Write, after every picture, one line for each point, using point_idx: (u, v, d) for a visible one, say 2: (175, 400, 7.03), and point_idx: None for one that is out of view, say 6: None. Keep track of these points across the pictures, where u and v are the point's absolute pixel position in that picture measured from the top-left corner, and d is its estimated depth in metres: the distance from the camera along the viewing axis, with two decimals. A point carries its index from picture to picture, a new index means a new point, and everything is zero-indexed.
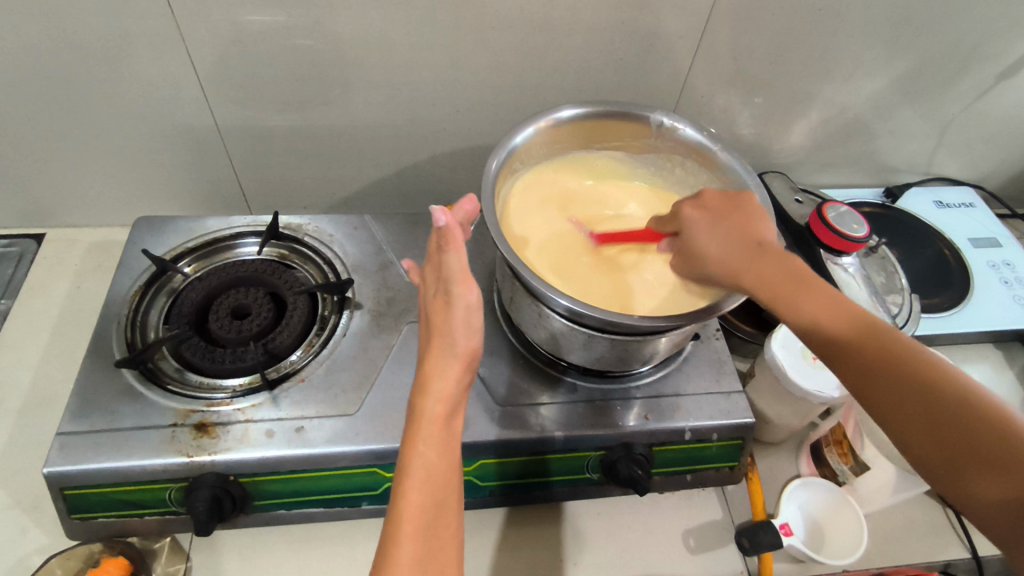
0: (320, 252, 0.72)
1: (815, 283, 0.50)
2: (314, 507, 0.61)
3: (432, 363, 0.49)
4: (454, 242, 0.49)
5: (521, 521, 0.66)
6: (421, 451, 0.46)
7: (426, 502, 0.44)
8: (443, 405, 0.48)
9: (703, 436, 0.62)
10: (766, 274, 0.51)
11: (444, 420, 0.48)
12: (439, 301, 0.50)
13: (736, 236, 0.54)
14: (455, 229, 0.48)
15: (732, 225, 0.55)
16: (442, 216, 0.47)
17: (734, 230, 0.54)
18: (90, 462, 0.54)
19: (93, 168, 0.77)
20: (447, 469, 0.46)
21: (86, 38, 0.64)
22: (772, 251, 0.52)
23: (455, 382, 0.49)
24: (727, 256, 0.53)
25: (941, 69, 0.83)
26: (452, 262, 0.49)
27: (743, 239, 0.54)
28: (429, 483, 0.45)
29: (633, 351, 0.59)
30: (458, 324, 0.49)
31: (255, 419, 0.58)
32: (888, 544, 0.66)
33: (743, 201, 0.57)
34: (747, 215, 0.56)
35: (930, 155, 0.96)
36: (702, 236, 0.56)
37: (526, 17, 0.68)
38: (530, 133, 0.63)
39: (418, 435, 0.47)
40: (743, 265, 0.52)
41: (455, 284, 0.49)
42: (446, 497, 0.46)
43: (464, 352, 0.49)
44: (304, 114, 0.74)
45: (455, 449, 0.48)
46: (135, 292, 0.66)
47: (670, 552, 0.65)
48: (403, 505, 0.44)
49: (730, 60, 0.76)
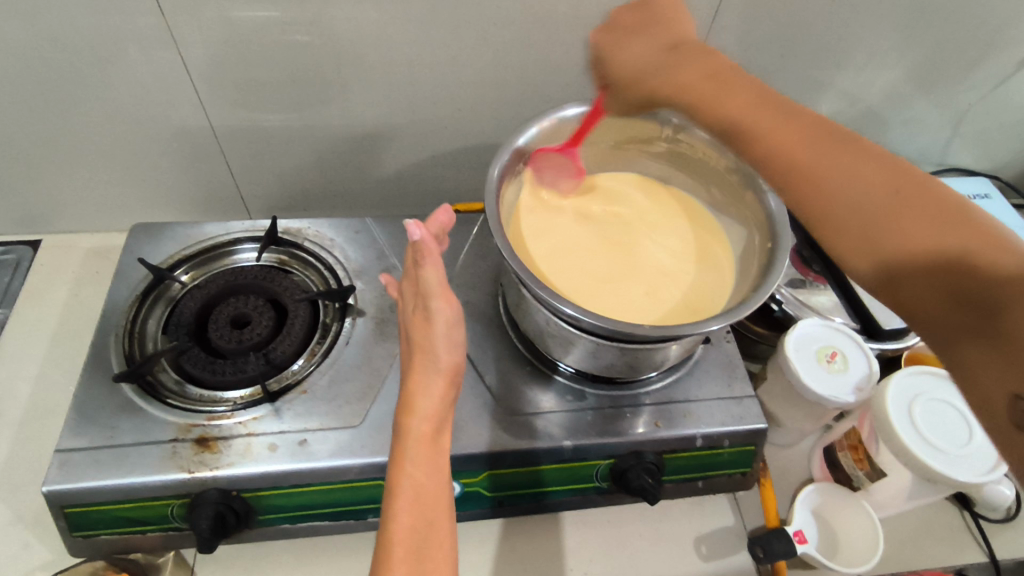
0: (320, 258, 0.70)
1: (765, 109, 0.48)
2: (319, 521, 0.60)
3: (415, 381, 0.48)
4: (429, 254, 0.50)
5: (528, 529, 0.65)
6: (409, 471, 0.45)
7: (416, 523, 0.43)
8: (429, 422, 0.47)
9: (714, 443, 0.61)
10: (780, 135, 0.46)
11: (431, 437, 0.47)
12: (419, 318, 0.50)
13: (759, 116, 0.47)
14: (429, 242, 0.49)
15: (763, 104, 0.48)
16: (415, 229, 0.49)
17: (762, 111, 0.48)
18: (91, 480, 0.53)
19: (88, 172, 0.76)
20: (436, 487, 0.45)
21: (76, 40, 0.62)
22: (809, 133, 0.45)
23: (440, 398, 0.48)
24: (759, 133, 0.47)
25: (957, 56, 0.80)
26: (430, 277, 0.50)
27: (760, 113, 0.48)
28: (418, 503, 0.44)
29: (643, 358, 0.57)
30: (440, 338, 0.49)
31: (257, 433, 0.56)
32: (904, 548, 0.65)
33: (711, 63, 0.51)
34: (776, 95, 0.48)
35: (944, 146, 0.93)
36: (720, 112, 0.49)
37: (528, 11, 0.66)
38: (534, 134, 0.61)
39: (406, 455, 0.46)
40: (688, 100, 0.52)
41: (435, 299, 0.50)
42: (437, 517, 0.44)
43: (447, 367, 0.49)
44: (301, 114, 0.72)
45: (446, 466, 0.47)
46: (132, 302, 0.65)
47: (682, 559, 0.64)
48: (393, 528, 0.43)
49: (739, 52, 0.74)
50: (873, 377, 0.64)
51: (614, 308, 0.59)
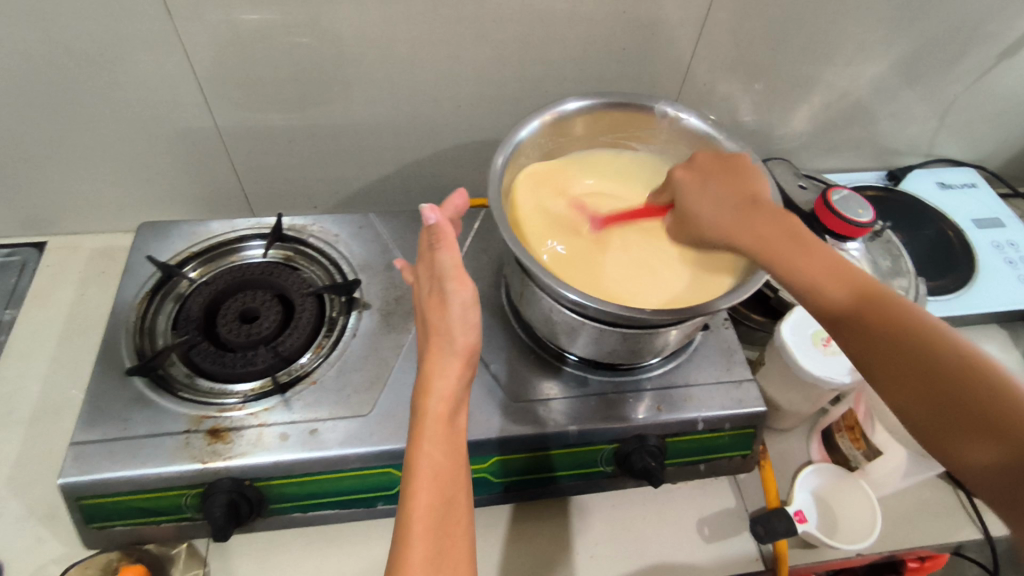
0: (326, 253, 0.71)
1: (757, 223, 0.53)
2: (330, 508, 0.61)
3: (432, 363, 0.49)
4: (444, 238, 0.53)
5: (535, 515, 0.66)
6: (427, 451, 0.46)
7: (435, 501, 0.45)
8: (445, 403, 0.48)
9: (715, 426, 0.63)
10: (774, 240, 0.52)
11: (448, 418, 0.48)
12: (436, 299, 0.51)
13: (726, 193, 0.56)
14: (445, 225, 0.53)
15: (723, 190, 0.57)
16: (430, 214, 0.53)
17: (728, 188, 0.57)
18: (107, 471, 0.54)
19: (93, 174, 0.77)
20: (452, 466, 0.47)
21: (82, 43, 0.63)
22: (762, 208, 0.54)
23: (456, 378, 0.49)
24: (723, 217, 0.55)
25: (941, 50, 0.82)
26: (444, 258, 0.52)
27: (737, 198, 0.56)
28: (437, 482, 0.46)
29: (645, 343, 0.59)
30: (455, 321, 0.50)
31: (268, 423, 0.58)
32: (900, 526, 0.67)
33: (749, 166, 0.58)
34: (740, 170, 0.58)
35: (931, 138, 0.95)
36: (698, 204, 0.58)
37: (525, 10, 0.67)
38: (535, 128, 0.63)
39: (424, 435, 0.47)
40: (746, 195, 0.56)
41: (450, 282, 0.51)
42: (455, 495, 0.46)
43: (463, 349, 0.50)
44: (303, 113, 0.74)
45: (462, 445, 0.48)
46: (142, 298, 0.66)
47: (685, 540, 0.65)
48: (412, 505, 0.44)
49: (731, 48, 0.76)
50: None
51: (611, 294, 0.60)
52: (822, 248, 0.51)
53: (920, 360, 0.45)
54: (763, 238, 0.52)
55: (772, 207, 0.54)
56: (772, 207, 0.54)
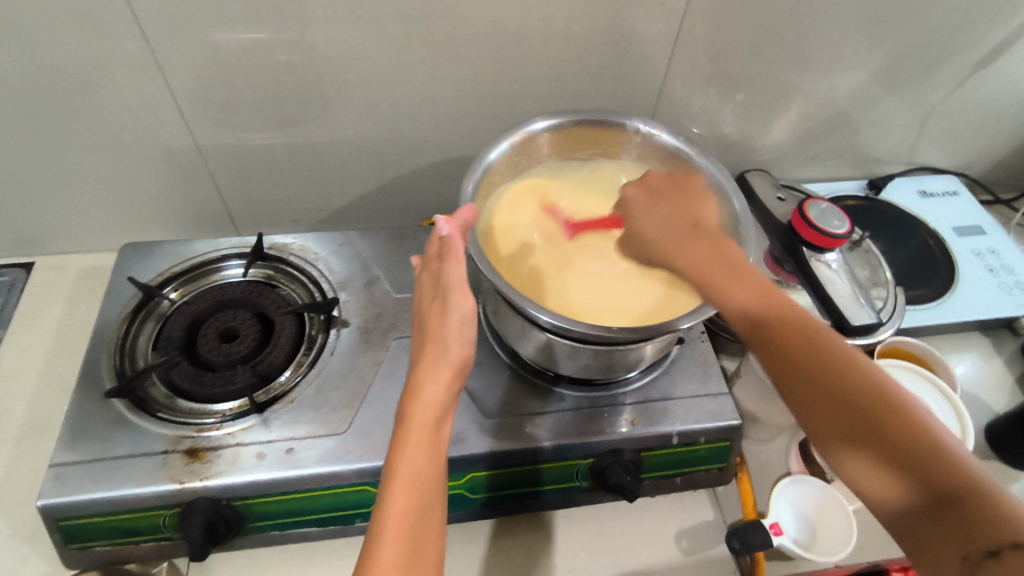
0: (306, 271, 0.72)
1: (701, 248, 0.55)
2: (309, 526, 0.61)
3: (423, 370, 0.50)
4: (455, 251, 0.53)
5: (514, 530, 0.66)
6: (410, 454, 0.47)
7: (412, 506, 0.45)
8: (433, 410, 0.49)
9: (691, 440, 0.63)
10: (726, 269, 0.52)
11: (434, 426, 0.48)
12: (436, 307, 0.52)
13: (673, 217, 0.60)
14: (456, 238, 0.53)
15: (684, 224, 0.58)
16: (444, 225, 0.52)
17: (676, 211, 0.60)
18: (86, 493, 0.54)
19: (78, 195, 0.78)
20: (433, 474, 0.47)
21: (63, 67, 0.64)
22: (705, 232, 0.57)
23: (445, 388, 0.50)
24: (666, 238, 0.58)
25: (919, 59, 0.83)
26: (452, 271, 0.52)
27: (681, 222, 0.58)
28: (416, 487, 0.46)
29: (618, 359, 0.59)
30: (453, 330, 0.51)
31: (246, 442, 0.58)
32: (879, 537, 0.67)
33: (699, 192, 0.61)
34: (693, 196, 0.60)
35: (913, 146, 0.96)
36: (653, 228, 0.60)
37: (499, 29, 0.68)
38: (506, 148, 0.63)
39: (407, 439, 0.47)
40: (687, 220, 0.58)
41: (454, 292, 0.51)
42: (432, 502, 0.46)
43: (456, 358, 0.50)
44: (283, 132, 0.75)
45: (443, 455, 0.49)
46: (124, 319, 0.67)
47: (665, 554, 0.65)
48: (389, 507, 0.44)
49: (706, 62, 0.76)
50: None
51: (574, 309, 0.60)
52: (792, 304, 0.50)
53: (841, 388, 0.44)
54: (700, 259, 0.54)
55: (714, 237, 0.56)
56: (717, 238, 0.56)
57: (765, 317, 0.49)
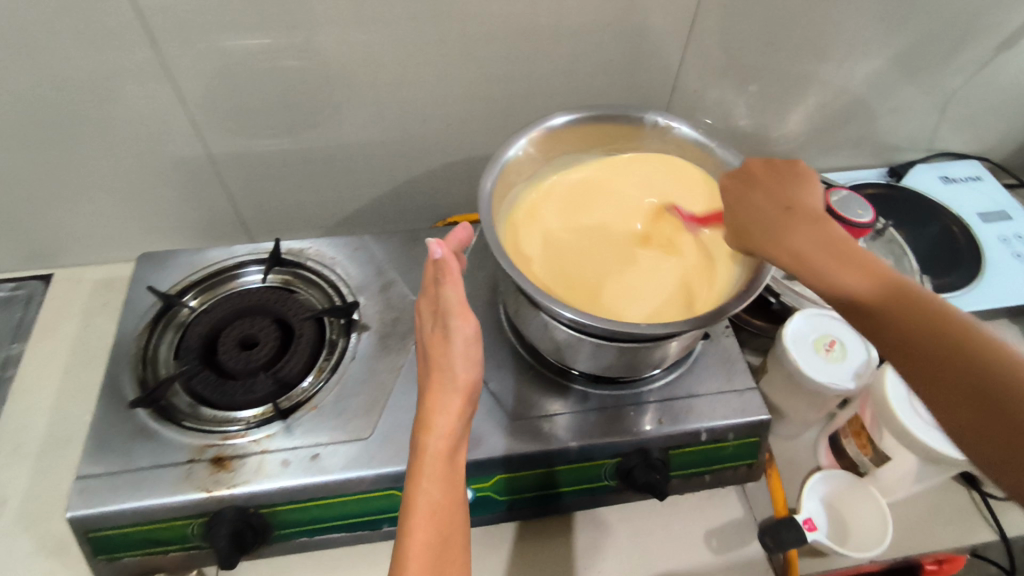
0: (323, 276, 0.72)
1: (796, 231, 0.52)
2: (336, 532, 0.61)
3: (433, 399, 0.49)
4: (450, 273, 0.50)
5: (541, 532, 0.66)
6: (425, 487, 0.46)
7: (432, 540, 0.44)
8: (445, 440, 0.48)
9: (719, 437, 0.62)
10: (825, 252, 0.50)
11: (448, 455, 0.47)
12: (437, 335, 0.50)
13: (769, 201, 0.56)
14: (449, 260, 0.50)
15: (769, 194, 0.56)
16: (437, 248, 0.50)
17: (771, 195, 0.56)
18: (112, 505, 0.54)
19: (92, 206, 0.78)
20: (451, 505, 0.46)
21: (74, 78, 0.64)
22: (804, 216, 0.53)
23: (457, 416, 0.48)
24: (758, 218, 0.55)
25: (938, 43, 0.81)
26: (450, 295, 0.50)
27: (774, 205, 0.55)
28: (434, 519, 0.45)
29: (642, 357, 0.58)
30: (457, 357, 0.49)
31: (271, 450, 0.58)
32: (915, 531, 0.66)
33: (795, 176, 0.57)
34: (788, 182, 0.57)
35: (932, 132, 0.94)
36: (740, 203, 0.58)
37: (510, 27, 0.67)
38: (524, 144, 0.63)
39: (422, 471, 0.46)
40: (787, 203, 0.55)
41: (454, 317, 0.50)
42: (453, 533, 0.45)
43: (463, 384, 0.49)
44: (295, 137, 0.74)
45: (460, 485, 0.48)
46: (144, 329, 0.66)
47: (696, 553, 0.64)
48: (408, 543, 0.44)
49: (720, 53, 0.75)
50: (873, 361, 0.65)
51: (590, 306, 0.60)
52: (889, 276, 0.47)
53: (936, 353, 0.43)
54: (794, 240, 0.51)
55: (819, 221, 0.52)
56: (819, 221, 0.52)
57: (828, 258, 0.49)
